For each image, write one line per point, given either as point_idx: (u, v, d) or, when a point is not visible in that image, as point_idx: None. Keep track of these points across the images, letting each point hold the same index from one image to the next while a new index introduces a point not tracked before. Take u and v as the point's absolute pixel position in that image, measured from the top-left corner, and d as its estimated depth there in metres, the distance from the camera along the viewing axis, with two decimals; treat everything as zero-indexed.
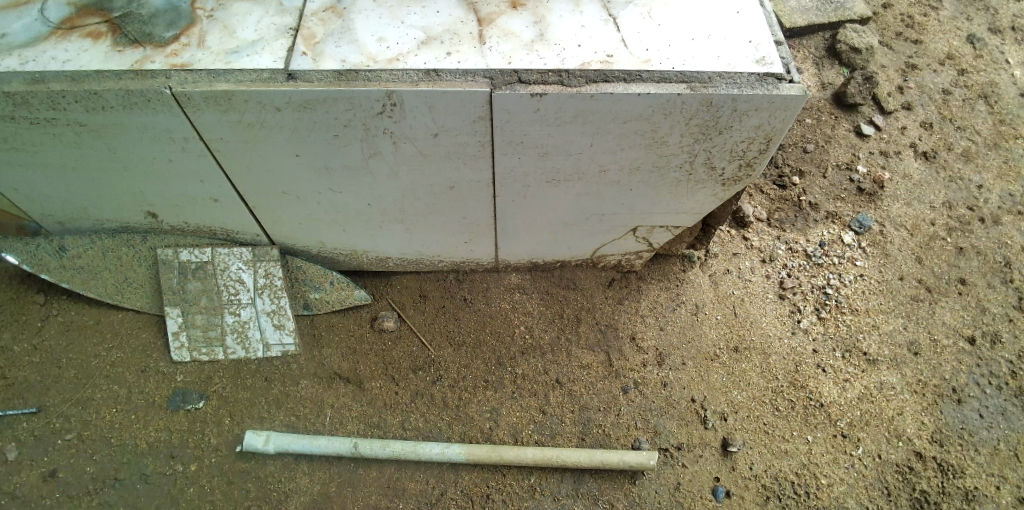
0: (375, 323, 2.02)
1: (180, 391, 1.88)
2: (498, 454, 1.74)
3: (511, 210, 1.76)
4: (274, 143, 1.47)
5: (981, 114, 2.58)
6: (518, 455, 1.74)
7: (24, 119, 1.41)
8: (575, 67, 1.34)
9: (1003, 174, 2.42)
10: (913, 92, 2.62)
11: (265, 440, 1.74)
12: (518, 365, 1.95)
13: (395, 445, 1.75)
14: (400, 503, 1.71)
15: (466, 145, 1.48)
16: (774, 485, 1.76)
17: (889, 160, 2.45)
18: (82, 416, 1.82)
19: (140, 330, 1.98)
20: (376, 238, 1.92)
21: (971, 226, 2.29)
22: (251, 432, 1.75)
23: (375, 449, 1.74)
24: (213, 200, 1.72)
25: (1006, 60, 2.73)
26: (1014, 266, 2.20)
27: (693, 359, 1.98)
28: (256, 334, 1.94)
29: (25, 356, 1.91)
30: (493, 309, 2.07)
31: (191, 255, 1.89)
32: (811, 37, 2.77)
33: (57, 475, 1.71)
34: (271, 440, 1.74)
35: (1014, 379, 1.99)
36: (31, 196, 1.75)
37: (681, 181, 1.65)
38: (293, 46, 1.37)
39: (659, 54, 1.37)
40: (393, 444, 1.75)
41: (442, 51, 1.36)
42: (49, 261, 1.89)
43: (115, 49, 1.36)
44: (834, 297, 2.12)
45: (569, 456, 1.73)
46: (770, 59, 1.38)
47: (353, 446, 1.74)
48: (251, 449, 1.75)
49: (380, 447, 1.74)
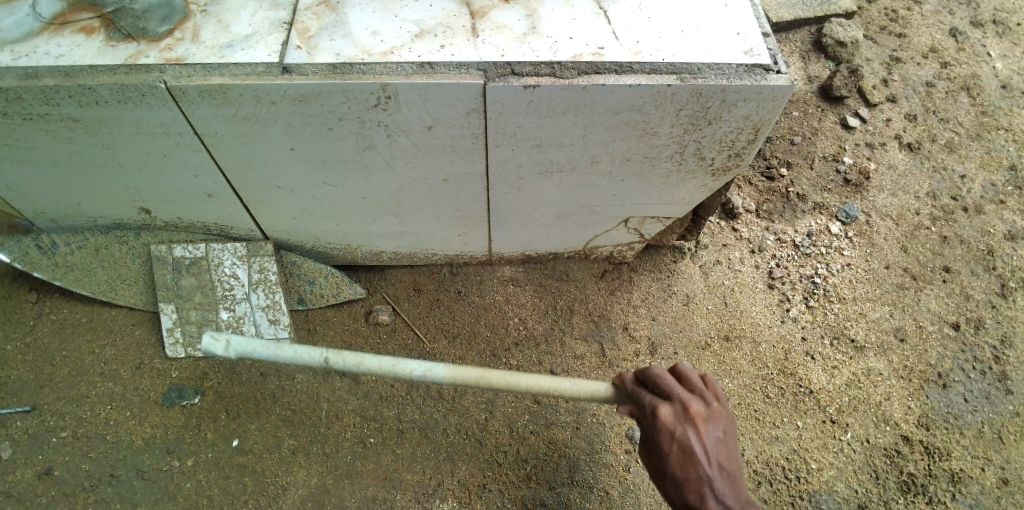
0: (370, 317, 2.03)
1: (175, 387, 1.88)
2: (489, 380, 1.32)
3: (504, 202, 1.78)
4: (270, 138, 1.48)
5: (964, 106, 2.63)
6: (513, 386, 1.32)
7: (17, 115, 1.41)
8: (567, 59, 1.36)
9: (985, 165, 2.47)
10: (897, 85, 2.67)
11: (225, 347, 1.28)
12: (513, 357, 1.97)
13: (370, 361, 1.31)
14: (397, 495, 1.73)
15: (460, 137, 1.49)
16: (765, 470, 1.80)
17: (874, 151, 2.50)
18: (77, 413, 1.82)
19: (134, 327, 1.98)
20: (371, 231, 1.93)
21: (954, 215, 2.34)
22: (207, 334, 1.28)
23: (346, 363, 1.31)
24: (207, 196, 1.73)
25: (988, 53, 2.79)
26: (996, 253, 2.25)
27: (684, 349, 2.01)
28: (251, 329, 1.94)
29: (17, 355, 1.90)
30: (487, 301, 2.08)
31: (185, 251, 1.90)
32: (797, 32, 2.81)
33: (53, 473, 1.72)
34: (232, 347, 1.28)
35: (997, 363, 2.04)
36: (22, 194, 1.74)
37: (672, 171, 1.68)
38: (288, 40, 1.37)
39: (650, 46, 1.40)
40: (370, 357, 1.33)
41: (436, 44, 1.37)
42: (41, 259, 1.89)
43: (108, 44, 1.36)
44: (822, 286, 2.16)
45: (573, 389, 1.31)
46: (758, 50, 1.41)
47: (325, 360, 1.31)
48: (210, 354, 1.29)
49: (353, 360, 1.31)
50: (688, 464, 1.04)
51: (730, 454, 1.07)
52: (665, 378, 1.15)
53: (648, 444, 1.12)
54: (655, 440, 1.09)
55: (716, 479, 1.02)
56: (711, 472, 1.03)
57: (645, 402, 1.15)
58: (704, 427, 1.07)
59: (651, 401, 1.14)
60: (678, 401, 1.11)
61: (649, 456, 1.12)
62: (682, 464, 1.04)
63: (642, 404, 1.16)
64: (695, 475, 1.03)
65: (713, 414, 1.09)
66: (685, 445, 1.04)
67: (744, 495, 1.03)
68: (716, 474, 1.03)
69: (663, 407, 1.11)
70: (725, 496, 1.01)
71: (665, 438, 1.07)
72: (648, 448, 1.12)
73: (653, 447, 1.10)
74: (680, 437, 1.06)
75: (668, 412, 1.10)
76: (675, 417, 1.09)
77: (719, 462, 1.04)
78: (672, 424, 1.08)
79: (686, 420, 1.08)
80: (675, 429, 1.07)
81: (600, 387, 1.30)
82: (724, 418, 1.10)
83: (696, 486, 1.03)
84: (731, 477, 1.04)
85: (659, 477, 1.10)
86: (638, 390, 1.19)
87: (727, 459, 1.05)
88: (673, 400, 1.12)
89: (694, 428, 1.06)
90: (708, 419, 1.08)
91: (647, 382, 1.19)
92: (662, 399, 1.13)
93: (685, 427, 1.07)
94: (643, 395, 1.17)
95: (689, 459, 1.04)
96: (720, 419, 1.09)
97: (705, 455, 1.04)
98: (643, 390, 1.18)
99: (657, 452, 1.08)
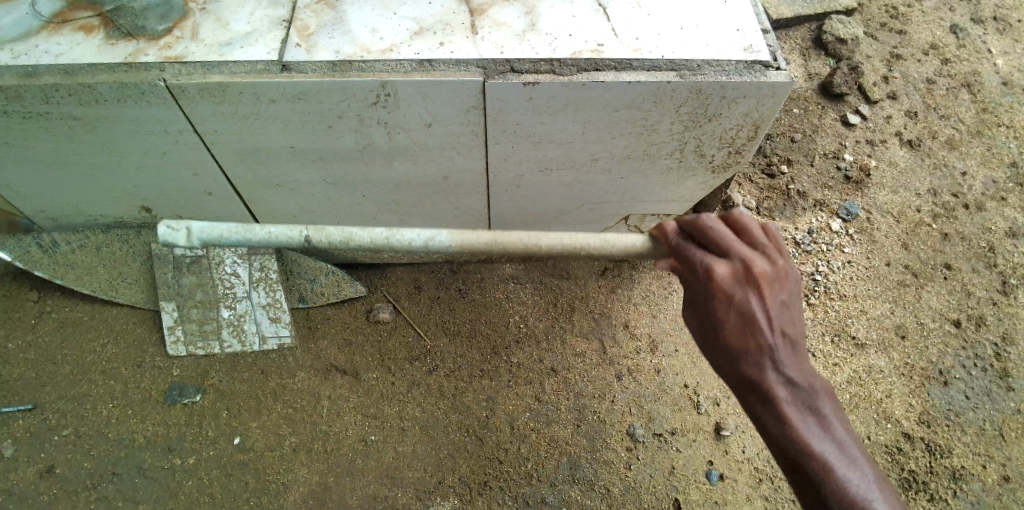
0: (370, 315, 2.03)
1: (176, 385, 1.88)
2: (502, 245, 1.22)
3: (504, 199, 1.78)
4: (269, 135, 1.48)
5: (965, 102, 2.62)
6: (532, 248, 1.23)
7: (17, 114, 1.41)
8: (566, 57, 1.36)
9: (987, 161, 2.47)
10: (898, 82, 2.66)
11: (186, 236, 1.33)
12: (513, 354, 1.98)
13: (361, 236, 1.27)
14: (399, 492, 1.73)
15: (459, 134, 1.49)
16: (766, 467, 1.80)
17: (875, 149, 2.50)
18: (79, 412, 1.82)
19: (135, 326, 1.98)
20: (371, 229, 1.93)
21: (956, 212, 2.34)
22: (163, 225, 1.31)
23: (334, 240, 1.27)
24: (208, 194, 1.73)
25: (989, 50, 2.78)
26: (998, 250, 2.25)
27: (685, 346, 2.01)
28: (252, 327, 1.94)
29: (19, 354, 1.90)
30: (487, 299, 2.09)
31: (186, 250, 1.89)
32: (797, 29, 2.80)
33: (55, 471, 1.73)
34: (193, 236, 1.33)
35: (999, 360, 2.03)
36: (22, 192, 1.74)
37: (672, 168, 1.68)
38: (287, 38, 1.38)
39: (649, 43, 1.39)
40: (360, 232, 1.27)
41: (435, 42, 1.37)
42: (42, 258, 1.89)
43: (108, 42, 1.36)
44: (823, 283, 2.16)
45: (599, 246, 1.20)
46: (758, 46, 1.41)
47: (307, 240, 1.28)
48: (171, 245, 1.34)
49: (339, 237, 1.27)
50: (748, 333, 0.91)
51: (798, 321, 0.93)
52: (717, 229, 0.99)
53: (697, 307, 0.99)
54: (708, 306, 0.96)
55: (779, 348, 0.90)
56: (774, 341, 0.90)
57: (695, 262, 0.99)
58: (768, 289, 0.92)
59: (704, 259, 0.99)
60: (738, 260, 0.95)
61: (698, 321, 0.99)
62: (740, 334, 0.92)
63: (690, 261, 1.01)
64: (755, 347, 0.91)
65: (777, 273, 0.94)
66: (744, 311, 0.91)
67: (810, 367, 0.91)
68: (780, 343, 0.90)
69: (719, 267, 0.96)
70: (789, 368, 0.90)
71: (722, 303, 0.94)
72: (697, 311, 0.99)
73: (703, 311, 0.97)
74: (739, 302, 0.92)
75: (724, 272, 0.95)
76: (732, 277, 0.94)
77: (785, 330, 0.91)
78: (729, 287, 0.94)
79: (746, 281, 0.93)
80: (733, 292, 0.93)
81: (635, 242, 1.19)
82: (789, 276, 0.95)
83: (757, 360, 0.90)
84: (797, 345, 0.91)
85: (706, 343, 0.98)
86: (687, 247, 1.03)
87: (792, 324, 0.92)
88: (730, 258, 0.97)
89: (755, 289, 0.92)
90: (771, 278, 0.93)
91: (696, 236, 1.02)
92: (716, 257, 0.98)
93: (744, 289, 0.93)
94: (692, 251, 1.01)
95: (748, 327, 0.91)
96: (785, 279, 0.95)
97: (767, 321, 0.91)
98: (693, 246, 1.02)
99: (709, 319, 0.96)
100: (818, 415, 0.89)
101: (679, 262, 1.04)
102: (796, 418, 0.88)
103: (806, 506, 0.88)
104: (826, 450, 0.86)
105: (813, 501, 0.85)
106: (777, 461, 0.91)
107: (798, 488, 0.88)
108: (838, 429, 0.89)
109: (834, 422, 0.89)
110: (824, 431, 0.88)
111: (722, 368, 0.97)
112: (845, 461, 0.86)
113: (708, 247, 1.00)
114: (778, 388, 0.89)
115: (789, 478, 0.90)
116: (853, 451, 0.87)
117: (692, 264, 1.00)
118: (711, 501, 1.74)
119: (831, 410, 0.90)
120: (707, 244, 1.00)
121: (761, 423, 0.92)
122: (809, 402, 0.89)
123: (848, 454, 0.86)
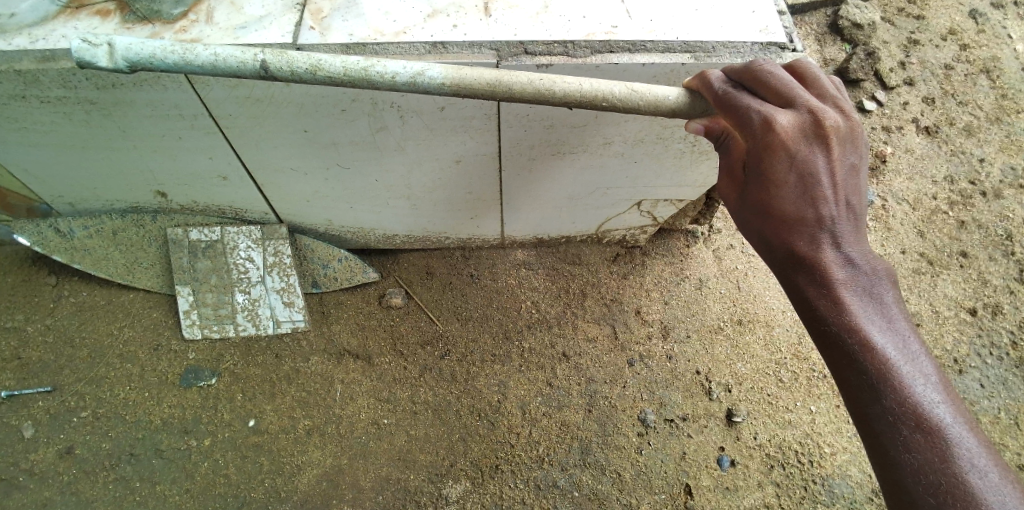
0: (383, 300, 2.04)
1: (192, 369, 1.91)
2: (509, 86, 1.03)
3: (515, 183, 1.78)
4: (283, 118, 1.47)
5: (983, 89, 2.58)
6: (544, 93, 1.04)
7: (36, 98, 1.43)
8: (581, 38, 1.35)
9: (1005, 148, 2.43)
10: (914, 68, 2.62)
11: (110, 56, 1.04)
12: (525, 339, 1.98)
13: (332, 64, 1.02)
14: (411, 474, 1.76)
15: (472, 118, 1.47)
16: (778, 454, 1.80)
17: (891, 135, 2.46)
18: (97, 394, 1.85)
19: (151, 310, 2.00)
20: (381, 214, 1.94)
21: (972, 200, 2.31)
22: (77, 39, 1.02)
23: (297, 69, 1.02)
24: (221, 178, 1.75)
25: (1008, 35, 2.73)
26: (1015, 238, 2.22)
27: (697, 332, 2.01)
28: (266, 311, 1.96)
29: (38, 336, 1.93)
30: (499, 285, 2.09)
31: (201, 234, 1.92)
32: (813, 14, 2.75)
33: (74, 452, 1.76)
34: (118, 55, 1.04)
35: (1015, 349, 2.02)
36: (40, 176, 1.76)
37: (685, 152, 1.65)
38: (300, 22, 1.37)
39: (663, 24, 1.38)
40: (331, 60, 1.02)
41: (448, 24, 1.37)
42: (59, 242, 1.91)
43: (123, 26, 1.35)
44: None
45: (625, 95, 1.06)
46: (773, 28, 1.39)
47: (263, 65, 1.03)
48: (89, 67, 1.05)
49: (303, 65, 1.02)
50: (806, 201, 0.98)
51: (857, 191, 1.01)
52: (780, 79, 1.01)
53: (750, 168, 1.02)
54: (767, 165, 0.99)
55: (837, 217, 0.98)
56: (832, 211, 0.98)
57: (751, 113, 0.99)
58: (832, 150, 0.97)
59: (763, 109, 0.98)
60: (802, 115, 0.98)
61: (750, 186, 1.03)
62: (800, 201, 0.98)
63: (746, 113, 1.00)
64: (811, 218, 0.98)
65: (843, 134, 0.99)
66: (807, 170, 0.97)
67: (863, 243, 1.00)
68: (840, 216, 0.99)
69: (783, 120, 0.97)
70: (844, 244, 0.98)
71: (786, 158, 0.97)
72: (749, 173, 1.02)
73: (759, 172, 1.00)
74: (806, 159, 0.97)
75: (790, 123, 0.97)
76: (799, 132, 0.97)
77: (841, 198, 0.99)
78: (793, 142, 0.97)
79: (813, 139, 0.97)
80: (799, 148, 0.97)
81: (669, 96, 1.08)
82: (852, 140, 1.00)
83: (813, 235, 0.99)
84: (852, 218, 0.99)
85: (757, 211, 1.04)
86: (738, 97, 1.02)
87: (849, 194, 1.00)
88: (794, 113, 0.98)
89: (822, 149, 0.97)
90: (839, 138, 0.98)
91: (753, 89, 1.03)
92: (780, 110, 0.99)
93: (809, 149, 0.97)
94: (749, 102, 1.00)
95: (808, 193, 0.98)
96: (851, 143, 1.00)
97: (830, 184, 0.98)
98: (749, 97, 1.01)
99: (767, 180, 0.99)
100: (869, 294, 0.97)
101: (726, 115, 1.04)
102: (846, 294, 0.97)
103: (842, 377, 0.96)
104: (875, 330, 0.94)
105: (857, 377, 0.93)
106: (820, 336, 0.99)
107: (837, 363, 0.96)
108: (887, 309, 0.97)
109: (884, 302, 0.97)
110: (874, 311, 0.96)
111: (770, 240, 1.03)
112: (894, 341, 0.94)
113: (766, 101, 1.01)
114: (830, 259, 0.98)
115: (825, 352, 0.99)
116: (899, 323, 0.96)
117: (747, 115, 0.99)
118: (722, 487, 1.75)
119: (881, 291, 0.98)
120: (766, 97, 1.01)
121: (806, 296, 1.00)
122: (865, 280, 0.98)
123: (898, 336, 0.94)
